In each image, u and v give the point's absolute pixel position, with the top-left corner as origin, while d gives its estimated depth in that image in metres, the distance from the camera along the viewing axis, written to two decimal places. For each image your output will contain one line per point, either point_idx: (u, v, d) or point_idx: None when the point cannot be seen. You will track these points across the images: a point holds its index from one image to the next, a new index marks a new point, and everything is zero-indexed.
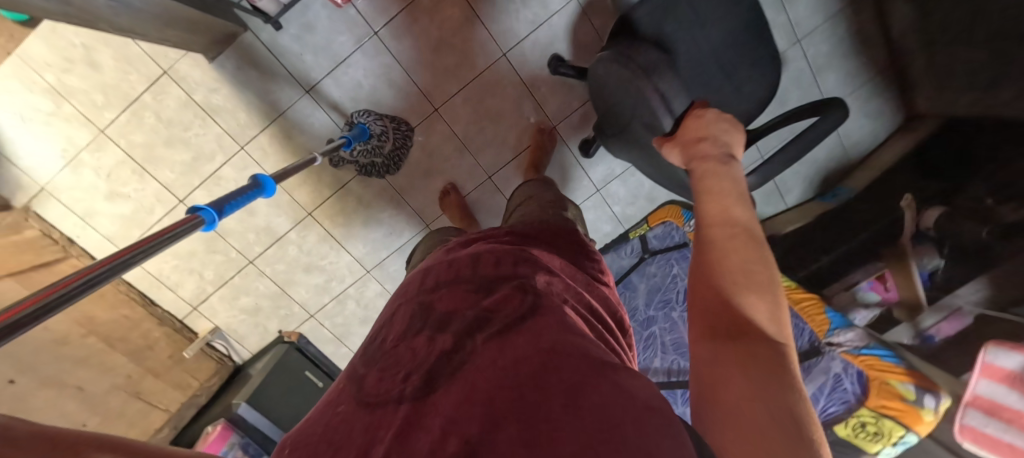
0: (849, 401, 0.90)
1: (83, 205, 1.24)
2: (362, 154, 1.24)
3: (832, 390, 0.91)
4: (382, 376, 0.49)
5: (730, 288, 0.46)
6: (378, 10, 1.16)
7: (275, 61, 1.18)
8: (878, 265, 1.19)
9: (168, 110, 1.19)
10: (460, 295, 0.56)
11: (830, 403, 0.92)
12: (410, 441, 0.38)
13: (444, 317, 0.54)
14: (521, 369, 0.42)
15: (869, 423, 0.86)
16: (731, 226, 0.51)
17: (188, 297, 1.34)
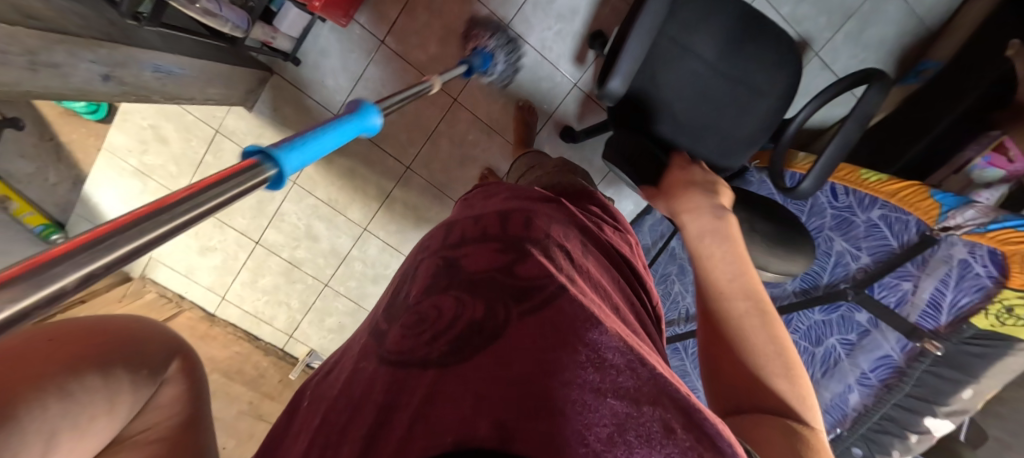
0: (984, 287, 0.75)
1: (185, 264, 1.41)
2: (501, 75, 1.26)
3: (960, 278, 0.77)
4: (405, 333, 0.45)
5: (768, 366, 0.51)
6: (379, 20, 1.21)
7: (303, 94, 1.27)
8: (993, 134, 0.95)
9: (228, 164, 1.32)
10: (489, 253, 0.53)
11: (962, 296, 0.78)
12: (436, 413, 0.36)
13: (474, 279, 0.50)
14: (559, 362, 0.41)
15: (1017, 306, 0.70)
16: (757, 302, 0.55)
17: (283, 327, 1.50)
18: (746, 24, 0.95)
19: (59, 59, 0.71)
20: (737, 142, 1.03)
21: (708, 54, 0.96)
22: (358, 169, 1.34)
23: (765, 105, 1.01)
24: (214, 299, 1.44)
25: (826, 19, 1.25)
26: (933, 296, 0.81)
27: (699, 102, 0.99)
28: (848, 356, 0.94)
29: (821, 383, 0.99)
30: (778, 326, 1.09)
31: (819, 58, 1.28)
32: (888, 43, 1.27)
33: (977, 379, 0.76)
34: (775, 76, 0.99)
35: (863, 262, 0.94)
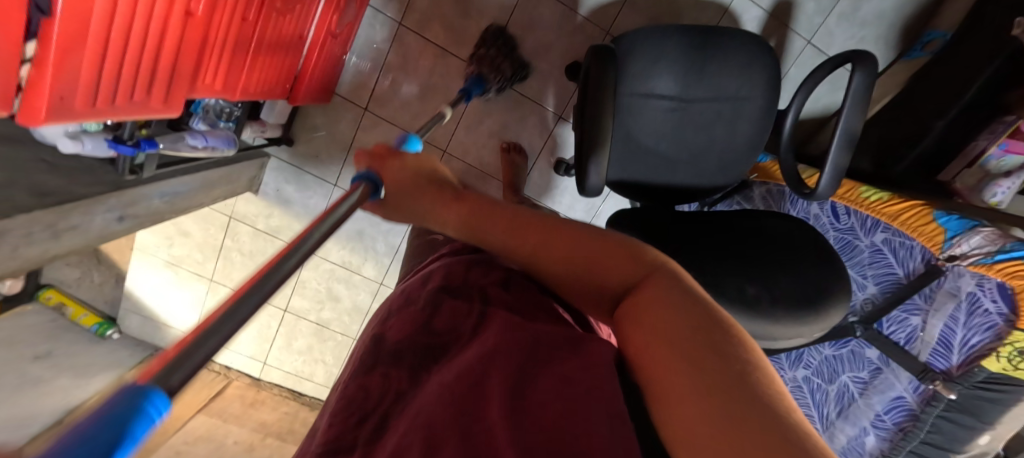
0: (995, 327, 0.71)
1: (226, 338, 1.51)
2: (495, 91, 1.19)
3: (969, 316, 0.73)
4: (332, 420, 0.42)
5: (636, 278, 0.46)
6: (358, 89, 1.25)
7: (302, 171, 1.32)
8: (1007, 120, 0.88)
9: (246, 244, 1.40)
10: (407, 316, 0.51)
11: (972, 334, 0.74)
12: None
13: (400, 345, 0.48)
14: (469, 393, 0.38)
15: None
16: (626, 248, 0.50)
17: (325, 382, 1.57)
18: (713, 45, 0.91)
19: (76, 220, 0.78)
20: (732, 167, 0.99)
21: (680, 83, 0.92)
22: (365, 230, 1.38)
23: (752, 121, 0.95)
24: (257, 365, 1.54)
25: (813, 4, 1.17)
26: (942, 335, 0.77)
27: (684, 131, 0.95)
28: (862, 396, 0.91)
29: (836, 424, 0.96)
30: (788, 362, 1.06)
31: (812, 45, 1.21)
32: (888, 15, 1.17)
33: (992, 424, 0.75)
34: (756, 89, 0.93)
35: (869, 293, 0.89)
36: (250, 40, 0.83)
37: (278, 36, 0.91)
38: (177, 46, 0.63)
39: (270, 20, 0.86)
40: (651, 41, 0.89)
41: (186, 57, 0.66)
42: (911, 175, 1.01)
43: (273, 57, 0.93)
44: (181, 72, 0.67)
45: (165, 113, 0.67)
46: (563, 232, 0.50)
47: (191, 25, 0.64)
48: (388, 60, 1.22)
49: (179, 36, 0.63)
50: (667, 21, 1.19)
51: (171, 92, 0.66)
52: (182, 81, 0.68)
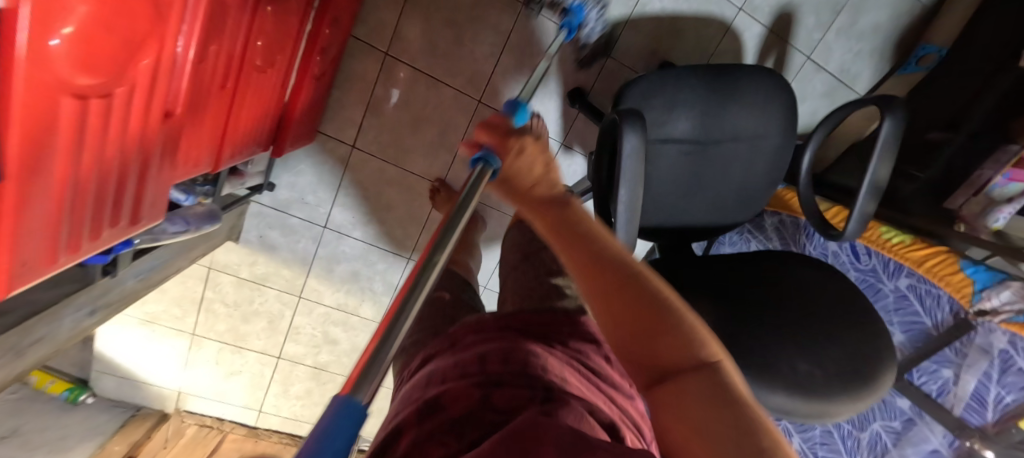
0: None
1: (215, 390, 1.41)
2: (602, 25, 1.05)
3: (1003, 374, 0.84)
4: None
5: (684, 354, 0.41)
6: (342, 126, 1.14)
7: (288, 215, 1.22)
8: (1011, 150, 0.89)
9: (230, 295, 1.29)
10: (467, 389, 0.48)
11: (1006, 391, 0.84)
12: None
13: (455, 423, 0.44)
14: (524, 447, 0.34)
15: None
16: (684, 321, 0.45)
17: None
18: (733, 83, 0.87)
19: (43, 332, 0.68)
20: (749, 203, 0.97)
21: (699, 124, 0.88)
22: (361, 271, 1.30)
23: (769, 158, 0.93)
24: (253, 415, 1.46)
25: (814, 19, 1.13)
26: (976, 391, 0.87)
27: (703, 172, 0.92)
28: (896, 446, 0.99)
29: None
30: None
31: (812, 61, 1.18)
32: (886, 27, 1.16)
33: None
34: (773, 125, 0.90)
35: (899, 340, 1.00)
36: (230, 110, 0.74)
37: (258, 95, 0.82)
38: (156, 154, 0.55)
39: (250, 82, 0.77)
40: (670, 85, 0.84)
41: (165, 159, 0.58)
42: (914, 202, 1.02)
43: (255, 117, 0.84)
44: (160, 174, 0.59)
45: (140, 222, 0.59)
46: (618, 290, 0.45)
47: (169, 123, 0.56)
48: (374, 95, 1.12)
49: (153, 141, 0.54)
50: (669, 41, 1.13)
51: (145, 199, 0.57)
52: (162, 185, 0.60)
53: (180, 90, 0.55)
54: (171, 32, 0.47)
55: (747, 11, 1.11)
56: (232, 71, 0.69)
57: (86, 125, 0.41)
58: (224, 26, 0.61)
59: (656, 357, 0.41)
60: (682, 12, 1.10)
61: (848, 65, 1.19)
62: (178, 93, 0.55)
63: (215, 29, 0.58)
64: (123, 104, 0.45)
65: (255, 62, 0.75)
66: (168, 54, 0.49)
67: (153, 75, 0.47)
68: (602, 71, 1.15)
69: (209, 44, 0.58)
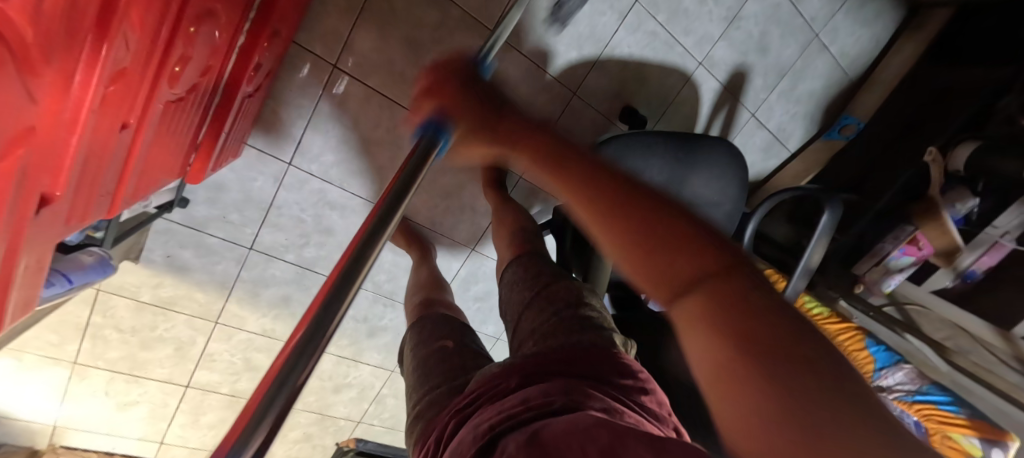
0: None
1: (105, 423, 1.22)
2: None
3: None
4: None
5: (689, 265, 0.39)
6: (280, 140, 1.00)
7: (205, 235, 1.06)
8: (908, 229, 1.08)
9: (127, 320, 1.10)
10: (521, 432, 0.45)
11: None
12: None
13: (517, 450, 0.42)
14: None
15: None
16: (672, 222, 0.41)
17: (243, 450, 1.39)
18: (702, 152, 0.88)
19: None
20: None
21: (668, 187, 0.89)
22: (294, 296, 1.20)
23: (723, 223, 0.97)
24: (151, 445, 1.29)
25: (761, 81, 1.21)
26: None
27: None
28: None
29: None
30: None
31: (755, 118, 1.26)
32: (816, 95, 1.28)
33: None
34: (729, 194, 0.94)
35: None
36: (131, 150, 0.58)
37: (172, 123, 0.66)
38: (36, 249, 0.41)
39: (162, 114, 0.62)
40: (638, 150, 0.83)
41: (41, 244, 0.43)
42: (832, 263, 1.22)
43: (167, 146, 0.69)
44: (38, 262, 0.44)
45: (18, 313, 0.45)
46: (681, 242, 0.39)
47: (50, 206, 0.41)
48: (319, 110, 0.99)
49: (30, 231, 0.39)
50: (632, 86, 1.14)
51: (24, 290, 0.43)
52: (33, 279, 0.44)
53: (75, 162, 0.43)
54: (49, 108, 0.34)
55: (706, 66, 1.15)
56: (135, 107, 0.54)
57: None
58: (129, 65, 0.47)
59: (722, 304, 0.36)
60: (648, 60, 1.10)
61: (786, 125, 1.30)
62: (59, 168, 0.40)
63: (115, 73, 0.44)
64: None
65: (169, 91, 0.60)
66: (45, 132, 0.35)
67: (39, 162, 0.36)
68: (566, 109, 1.12)
69: (104, 93, 0.44)
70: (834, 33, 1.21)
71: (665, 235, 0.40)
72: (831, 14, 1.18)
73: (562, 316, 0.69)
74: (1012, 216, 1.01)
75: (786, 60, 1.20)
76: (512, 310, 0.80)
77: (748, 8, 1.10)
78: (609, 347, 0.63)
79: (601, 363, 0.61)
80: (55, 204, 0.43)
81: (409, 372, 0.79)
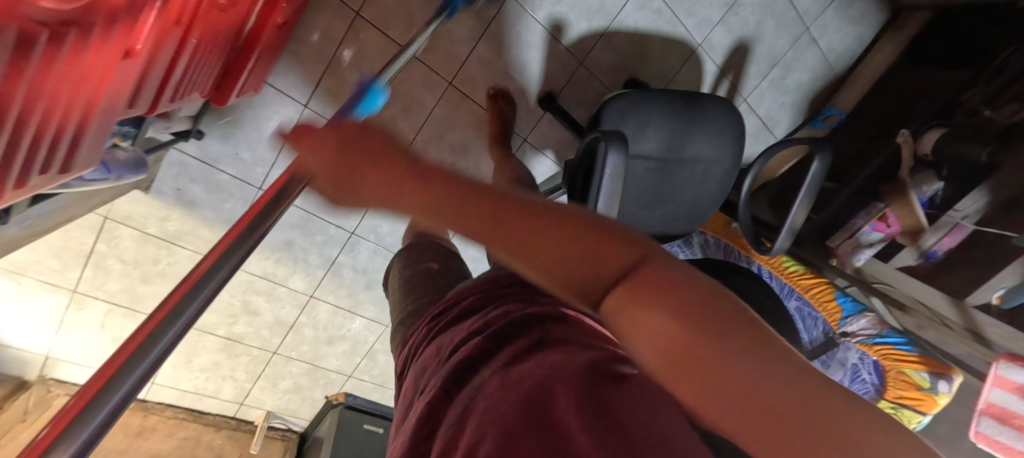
0: (870, 392, 1.32)
1: (98, 357, 1.23)
2: None
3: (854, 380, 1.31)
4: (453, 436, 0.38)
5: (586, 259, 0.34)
6: (297, 82, 1.03)
7: (216, 171, 1.08)
8: (879, 206, 1.17)
9: (130, 252, 1.11)
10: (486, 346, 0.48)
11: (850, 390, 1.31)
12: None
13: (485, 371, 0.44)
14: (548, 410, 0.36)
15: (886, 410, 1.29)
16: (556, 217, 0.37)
17: (232, 397, 1.41)
18: (702, 111, 0.93)
19: None
20: (674, 225, 1.07)
21: (670, 144, 0.95)
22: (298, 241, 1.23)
23: (721, 186, 1.03)
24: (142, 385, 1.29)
25: (754, 68, 1.30)
26: None
27: (663, 188, 1.01)
28: None
29: None
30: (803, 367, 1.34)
31: (747, 103, 1.35)
32: (803, 87, 1.38)
33: None
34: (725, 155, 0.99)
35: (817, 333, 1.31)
36: (176, 51, 0.61)
37: (211, 36, 0.70)
38: (110, 100, 0.43)
39: (207, 20, 0.65)
40: (642, 107, 0.89)
41: (115, 103, 0.46)
42: (808, 238, 1.33)
43: (203, 58, 0.71)
44: (103, 123, 0.46)
45: (80, 168, 0.48)
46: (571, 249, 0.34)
47: (131, 61, 0.45)
48: (338, 56, 1.03)
49: (113, 76, 0.42)
50: (635, 62, 1.21)
51: (93, 141, 0.46)
52: (101, 132, 0.47)
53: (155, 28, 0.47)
54: None
55: (705, 48, 1.23)
56: (188, 5, 0.57)
57: (22, 71, 0.30)
58: None
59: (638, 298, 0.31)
60: (651, 37, 1.17)
61: (774, 113, 1.39)
62: (140, 28, 0.44)
63: None
64: (87, 38, 0.35)
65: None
66: None
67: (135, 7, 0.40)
68: (572, 78, 1.19)
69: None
70: (822, 29, 1.30)
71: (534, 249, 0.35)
72: (821, 10, 1.27)
73: None
74: (974, 200, 1.09)
75: (778, 50, 1.29)
76: None
77: None
78: None
79: None
80: (135, 63, 0.46)
81: (396, 290, 0.84)
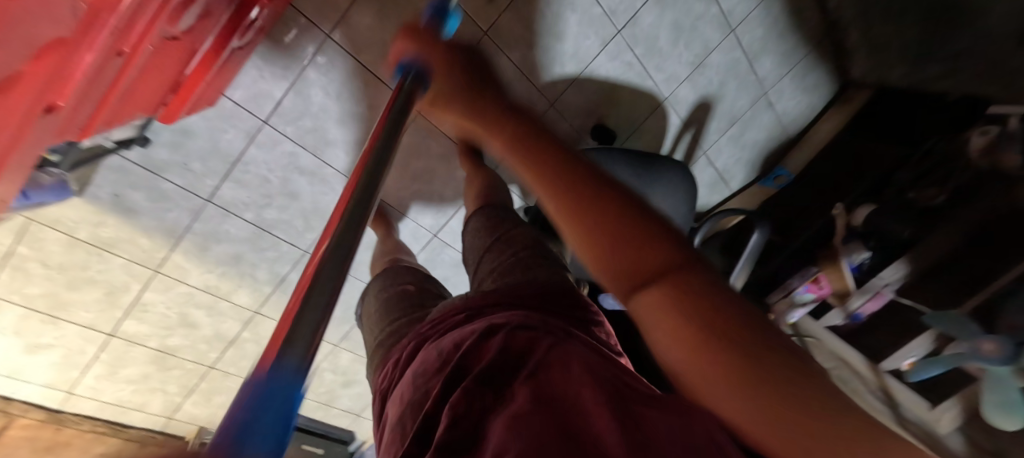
0: None
1: (8, 365, 1.12)
2: None
3: None
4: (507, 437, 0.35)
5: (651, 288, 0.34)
6: (255, 97, 0.99)
7: (160, 179, 1.01)
8: (813, 269, 1.26)
9: (56, 256, 1.02)
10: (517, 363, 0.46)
11: None
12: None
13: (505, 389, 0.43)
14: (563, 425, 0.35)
15: None
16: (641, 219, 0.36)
17: (160, 410, 1.34)
18: (661, 165, 0.97)
19: None
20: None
21: None
22: (246, 255, 1.18)
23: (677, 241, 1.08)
24: (58, 395, 1.20)
25: (715, 124, 1.36)
26: None
27: None
28: None
29: None
30: None
31: (706, 156, 1.41)
32: (759, 145, 1.45)
33: None
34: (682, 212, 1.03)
35: None
36: (116, 80, 0.59)
37: (161, 60, 0.67)
38: (25, 157, 0.41)
39: (155, 48, 0.63)
40: (602, 164, 0.93)
41: (31, 152, 0.44)
42: (751, 291, 1.41)
43: (149, 81, 0.68)
44: (18, 174, 0.44)
45: None
46: (650, 242, 0.35)
47: (53, 115, 0.43)
48: (304, 74, 1.00)
49: (31, 132, 0.41)
50: (605, 107, 1.24)
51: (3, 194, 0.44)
52: (13, 182, 0.44)
53: (84, 77, 0.45)
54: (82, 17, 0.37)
55: (672, 101, 1.28)
56: (132, 37, 0.54)
57: None
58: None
59: (691, 301, 0.32)
60: (622, 85, 1.21)
61: (730, 167, 1.46)
62: (68, 82, 0.42)
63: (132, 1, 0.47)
64: None
65: (167, 29, 0.61)
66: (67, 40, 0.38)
67: (58, 67, 0.39)
68: (542, 118, 1.20)
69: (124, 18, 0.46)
70: (779, 94, 1.39)
71: (601, 223, 0.35)
72: (780, 75, 1.36)
73: (521, 257, 0.75)
74: (896, 269, 1.19)
75: (738, 109, 1.36)
76: (473, 250, 0.87)
77: (714, 57, 1.24)
78: (559, 284, 0.69)
79: (540, 287, 0.66)
80: (57, 115, 0.44)
81: (372, 312, 0.84)
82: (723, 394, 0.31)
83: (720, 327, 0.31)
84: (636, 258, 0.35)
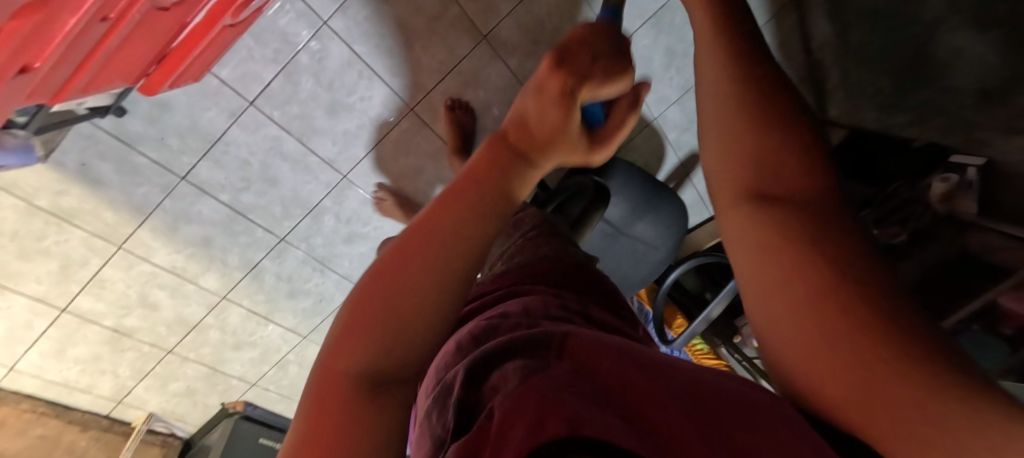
0: None
1: None
2: None
3: None
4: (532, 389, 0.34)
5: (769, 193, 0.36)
6: (245, 77, 0.96)
7: (133, 151, 0.97)
8: None
9: (9, 222, 0.96)
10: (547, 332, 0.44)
11: None
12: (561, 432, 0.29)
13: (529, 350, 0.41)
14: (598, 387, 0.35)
15: None
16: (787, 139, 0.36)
17: (109, 394, 1.27)
18: (657, 192, 1.06)
19: None
20: (628, 288, 1.15)
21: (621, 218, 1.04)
22: (216, 239, 1.14)
23: (659, 256, 1.13)
24: None
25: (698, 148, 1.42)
26: None
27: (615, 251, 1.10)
28: None
29: None
30: None
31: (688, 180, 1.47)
32: None
33: None
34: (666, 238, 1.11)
35: None
36: (98, 45, 0.56)
37: (147, 30, 0.64)
38: None
39: (142, 17, 0.60)
40: (620, 176, 1.02)
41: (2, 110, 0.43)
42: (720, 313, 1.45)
43: (133, 49, 0.65)
44: None
45: None
46: (780, 154, 0.36)
47: (27, 76, 0.42)
48: (296, 60, 0.98)
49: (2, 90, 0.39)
50: None
51: None
52: None
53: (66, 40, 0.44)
54: None
55: (660, 122, 1.32)
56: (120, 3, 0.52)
57: None
58: None
59: (820, 240, 0.32)
60: None
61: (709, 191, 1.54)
62: (47, 45, 0.41)
63: None
64: None
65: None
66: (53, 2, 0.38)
67: (42, 26, 0.38)
68: None
69: None
70: None
71: (758, 144, 0.36)
72: None
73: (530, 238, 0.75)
74: None
75: None
76: None
77: None
78: (575, 263, 0.68)
79: (563, 266, 0.66)
80: (32, 76, 0.43)
81: None
82: (803, 332, 0.32)
83: (834, 259, 0.32)
84: (774, 176, 0.36)
